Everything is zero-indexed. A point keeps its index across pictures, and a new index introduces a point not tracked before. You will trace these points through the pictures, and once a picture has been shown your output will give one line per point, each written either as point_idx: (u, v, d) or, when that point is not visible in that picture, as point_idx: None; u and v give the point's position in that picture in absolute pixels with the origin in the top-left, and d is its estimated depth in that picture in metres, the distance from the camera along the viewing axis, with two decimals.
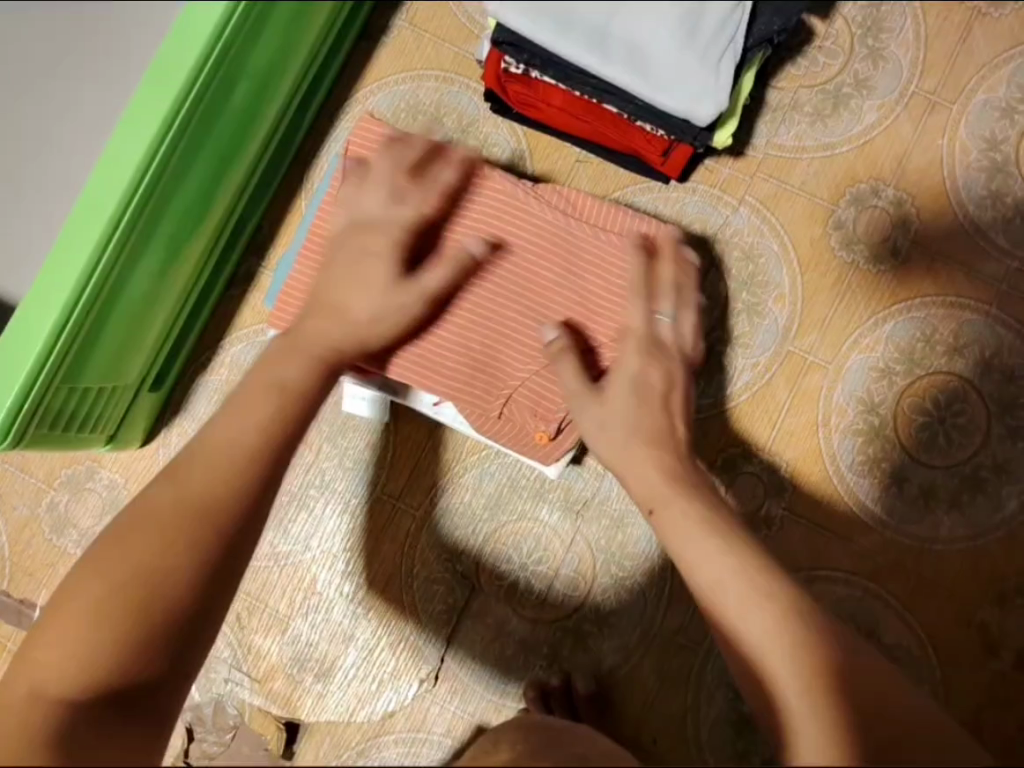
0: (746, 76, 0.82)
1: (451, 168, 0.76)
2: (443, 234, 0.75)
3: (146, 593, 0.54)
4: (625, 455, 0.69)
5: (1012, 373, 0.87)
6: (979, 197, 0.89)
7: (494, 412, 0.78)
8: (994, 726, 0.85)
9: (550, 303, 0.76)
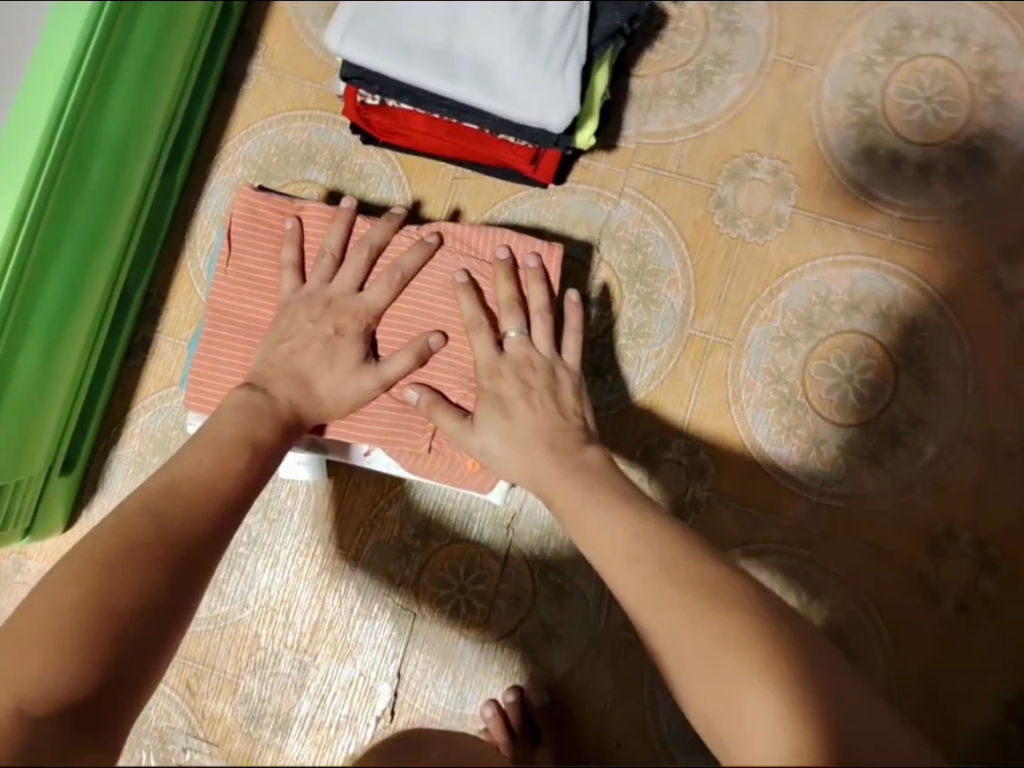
0: (598, 74, 0.81)
1: (337, 227, 0.76)
2: (333, 293, 0.74)
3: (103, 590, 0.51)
4: (533, 471, 0.69)
5: (909, 321, 0.87)
6: (854, 153, 0.90)
7: (423, 447, 0.74)
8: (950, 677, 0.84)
9: (452, 332, 0.74)
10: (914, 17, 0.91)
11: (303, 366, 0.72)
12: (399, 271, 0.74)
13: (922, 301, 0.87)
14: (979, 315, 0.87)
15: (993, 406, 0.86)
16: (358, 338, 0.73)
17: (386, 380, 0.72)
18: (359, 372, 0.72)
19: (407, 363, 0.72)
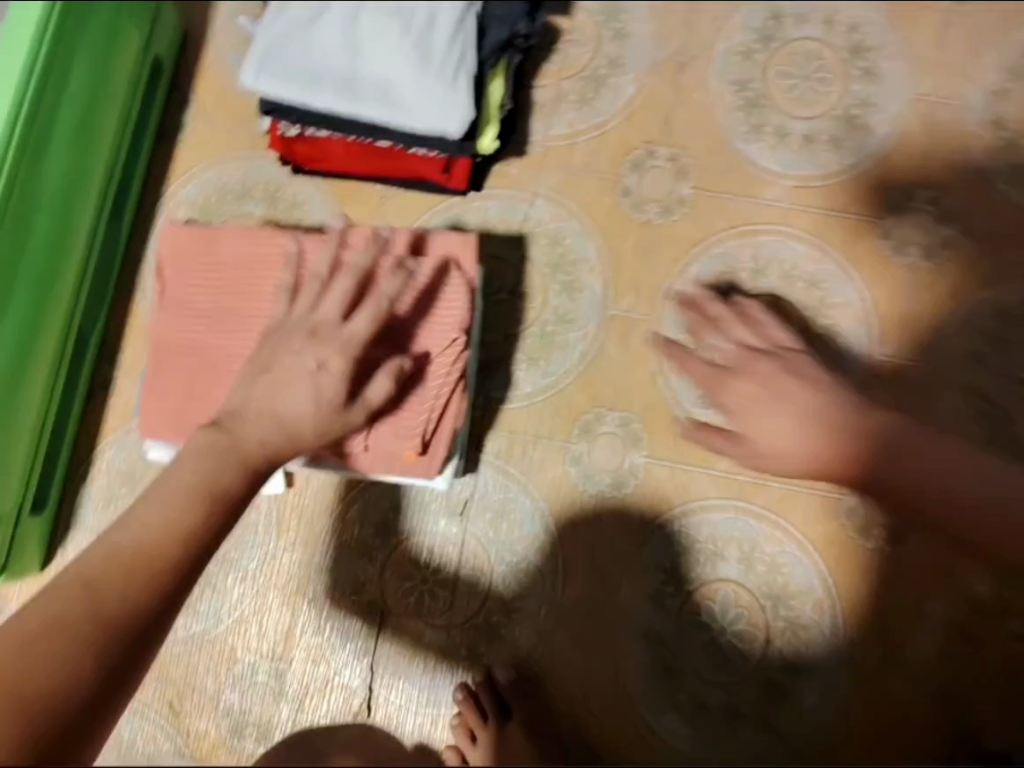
0: (493, 85, 0.88)
1: None
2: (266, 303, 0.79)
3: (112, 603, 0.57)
4: None
5: (812, 277, 0.94)
6: (745, 132, 0.97)
7: (360, 446, 0.78)
8: (898, 613, 0.85)
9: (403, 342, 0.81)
10: (787, 7, 1.00)
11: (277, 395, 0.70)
12: (382, 301, 0.74)
13: (820, 258, 0.94)
14: (877, 265, 0.93)
15: (900, 345, 0.91)
16: (342, 370, 0.71)
17: (369, 407, 0.74)
18: (346, 407, 0.72)
19: (388, 389, 0.74)
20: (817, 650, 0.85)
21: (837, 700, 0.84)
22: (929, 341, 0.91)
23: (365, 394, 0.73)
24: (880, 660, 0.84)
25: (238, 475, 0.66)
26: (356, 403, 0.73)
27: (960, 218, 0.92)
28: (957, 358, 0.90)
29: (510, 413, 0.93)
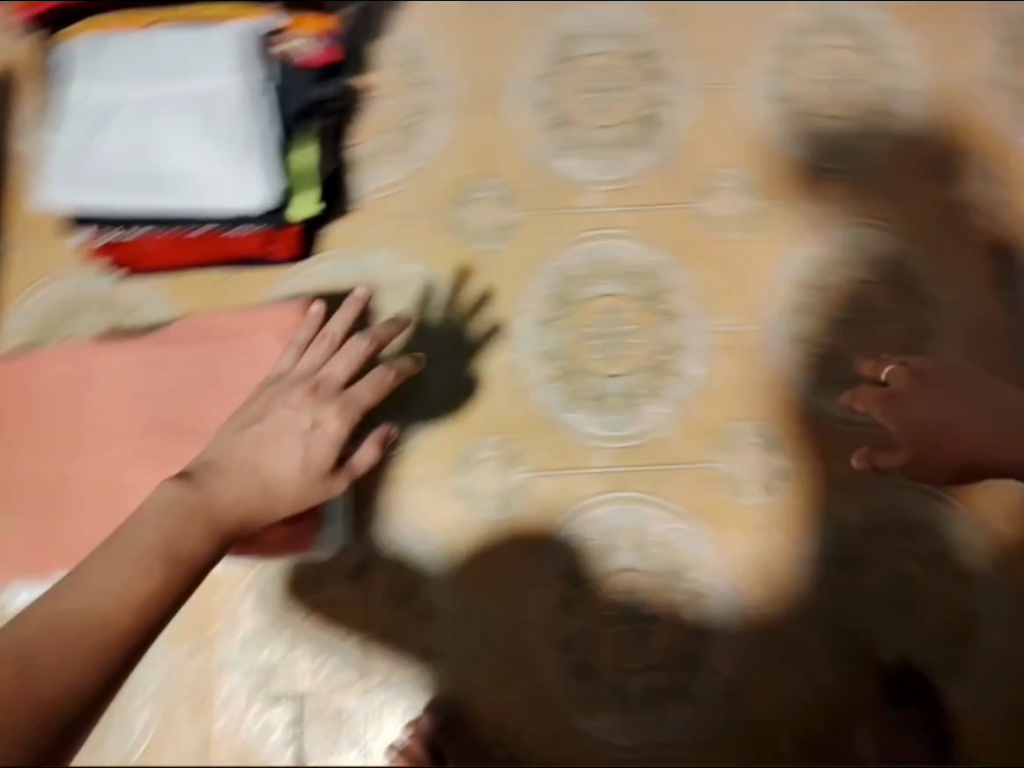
0: (295, 152, 0.90)
1: None
2: None
3: (118, 609, 0.55)
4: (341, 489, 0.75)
5: (644, 270, 0.99)
6: (557, 149, 1.02)
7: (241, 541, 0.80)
8: (783, 559, 0.90)
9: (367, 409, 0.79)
10: (581, 26, 1.06)
11: (264, 456, 0.71)
12: (389, 372, 0.78)
13: (648, 250, 0.99)
14: (701, 247, 0.99)
15: (735, 315, 0.97)
16: (333, 440, 0.74)
17: (352, 476, 0.75)
18: (328, 478, 0.73)
19: (373, 460, 0.75)
20: (720, 613, 0.89)
21: (746, 655, 0.88)
22: (757, 306, 0.98)
23: (350, 463, 0.75)
24: (780, 608, 0.89)
25: (204, 533, 0.63)
26: (341, 473, 0.74)
27: (765, 192, 1.01)
28: (783, 315, 0.97)
29: (402, 463, 0.94)
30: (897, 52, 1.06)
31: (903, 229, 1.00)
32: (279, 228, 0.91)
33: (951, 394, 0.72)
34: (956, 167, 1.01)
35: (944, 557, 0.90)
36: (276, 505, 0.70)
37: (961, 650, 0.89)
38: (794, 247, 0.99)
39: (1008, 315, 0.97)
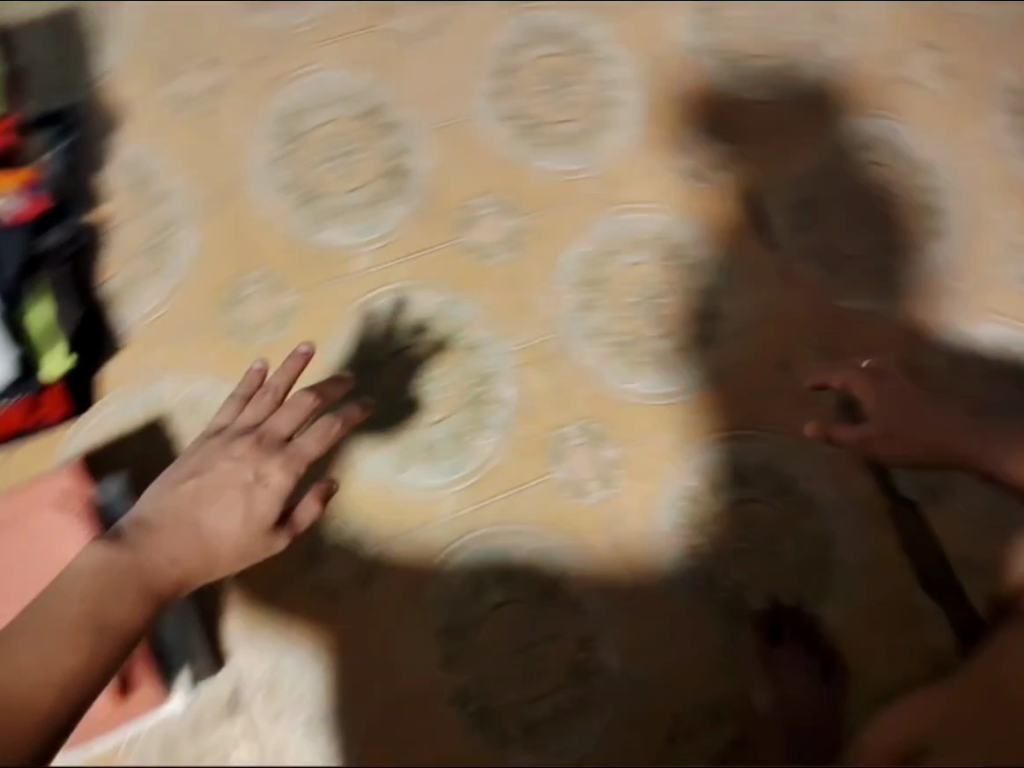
0: (34, 311, 0.93)
1: None
2: None
3: (94, 629, 0.72)
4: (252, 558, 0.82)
5: (431, 314, 1.01)
6: (311, 227, 1.02)
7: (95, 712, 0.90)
8: (637, 544, 0.96)
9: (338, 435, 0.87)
10: (301, 101, 1.06)
11: (209, 515, 0.80)
12: (335, 423, 0.85)
13: (430, 296, 1.02)
14: (481, 277, 1.02)
15: (527, 330, 1.01)
16: (278, 496, 0.82)
17: (294, 529, 0.83)
18: (272, 533, 0.81)
19: (314, 515, 0.83)
20: (594, 617, 0.94)
21: (629, 646, 0.93)
22: (547, 314, 1.02)
23: (294, 519, 0.83)
24: (651, 590, 0.95)
25: (137, 600, 0.76)
26: (283, 528, 0.82)
27: (522, 209, 1.05)
28: (574, 315, 1.02)
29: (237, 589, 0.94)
30: (601, 46, 1.12)
31: (657, 204, 1.06)
32: (37, 393, 0.93)
33: (910, 390, 0.92)
34: (685, 138, 1.08)
35: (786, 490, 0.97)
36: (217, 558, 0.80)
37: (826, 570, 0.95)
38: (565, 251, 1.04)
39: (767, 256, 1.05)
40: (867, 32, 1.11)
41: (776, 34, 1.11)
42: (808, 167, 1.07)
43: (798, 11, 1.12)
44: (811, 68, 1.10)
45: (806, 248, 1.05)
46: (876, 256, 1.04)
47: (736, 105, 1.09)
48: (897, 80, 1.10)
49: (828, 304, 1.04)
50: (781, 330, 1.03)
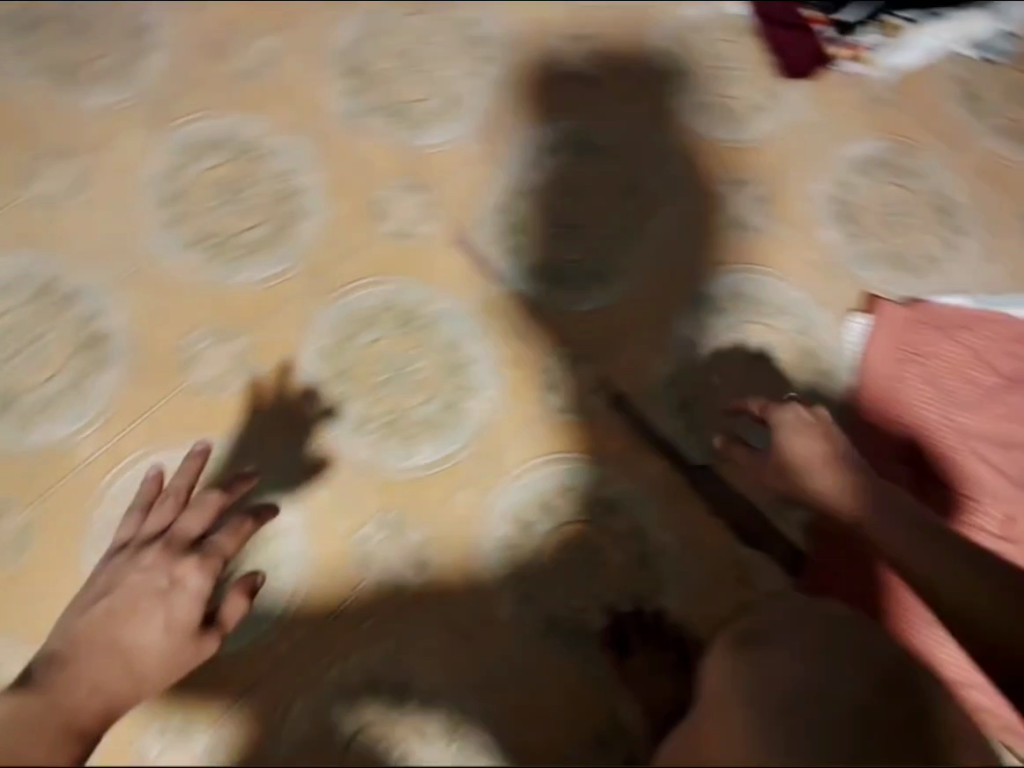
0: None
1: None
2: None
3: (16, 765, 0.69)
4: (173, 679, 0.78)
5: (181, 471, 0.97)
6: (19, 431, 0.96)
7: None
8: (467, 618, 0.96)
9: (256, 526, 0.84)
10: None
11: (129, 631, 0.77)
12: (247, 520, 0.82)
13: (174, 452, 0.98)
14: (220, 415, 0.99)
15: (288, 449, 0.99)
16: (197, 598, 0.79)
17: (223, 629, 0.80)
18: (200, 637, 0.79)
19: (241, 612, 0.80)
20: (450, 705, 0.95)
21: (492, 718, 0.95)
22: (301, 424, 0.99)
23: (221, 619, 0.80)
24: (495, 652, 0.96)
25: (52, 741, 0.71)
26: (210, 630, 0.80)
27: (235, 331, 1.01)
28: (330, 416, 1.00)
29: None
30: (266, 141, 1.06)
31: (374, 276, 1.04)
32: None
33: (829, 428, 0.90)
34: (378, 204, 1.05)
35: (588, 504, 1.00)
36: (140, 676, 0.77)
37: (650, 564, 0.97)
38: (301, 353, 1.01)
39: (494, 289, 1.05)
40: (515, 40, 1.11)
41: (431, 70, 1.09)
42: (504, 189, 1.07)
43: (445, 40, 1.11)
44: (476, 92, 1.09)
45: (529, 268, 1.05)
46: (595, 252, 1.06)
47: (418, 154, 1.07)
48: (558, 79, 1.11)
49: (568, 315, 1.04)
50: (532, 354, 1.03)
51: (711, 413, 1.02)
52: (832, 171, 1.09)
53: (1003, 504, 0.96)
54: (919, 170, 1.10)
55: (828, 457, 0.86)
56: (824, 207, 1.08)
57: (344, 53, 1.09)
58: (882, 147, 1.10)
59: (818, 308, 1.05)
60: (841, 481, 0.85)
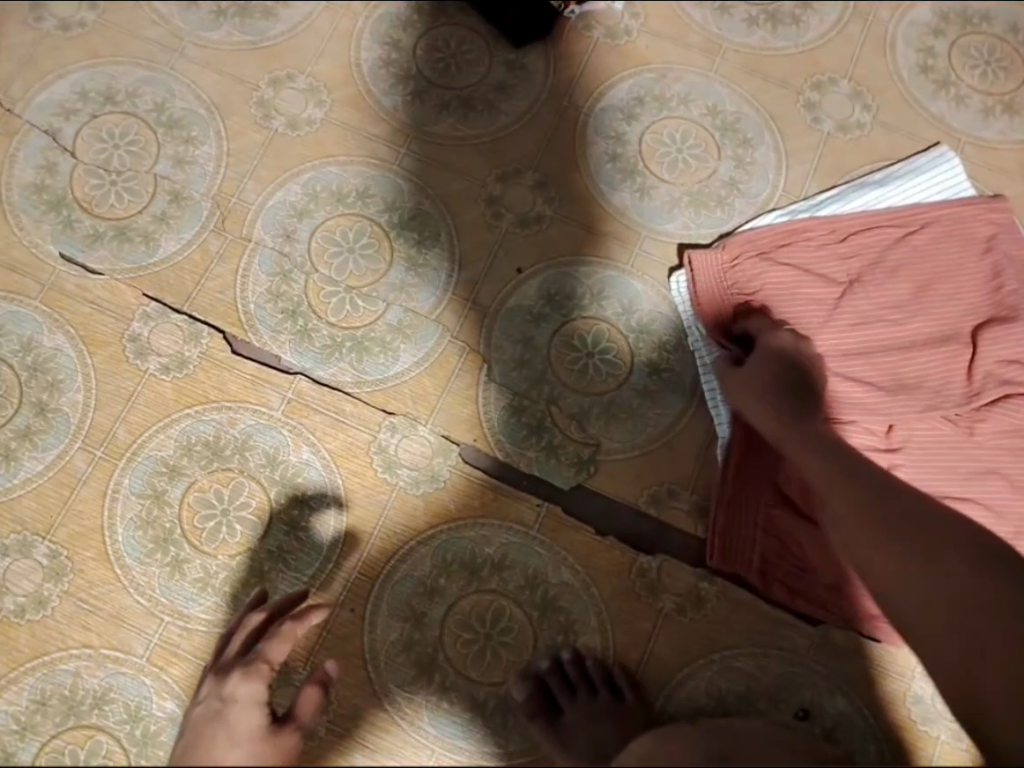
0: None
1: None
2: None
3: None
4: None
5: (34, 703, 0.88)
6: None
7: None
8: (390, 738, 0.87)
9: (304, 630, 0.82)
10: None
11: (201, 751, 0.67)
12: (288, 622, 0.80)
13: (20, 688, 0.88)
14: (53, 631, 0.89)
15: (141, 636, 0.90)
16: (253, 702, 0.74)
17: (298, 722, 0.75)
18: (274, 733, 0.72)
19: (314, 702, 0.76)
20: None
21: None
22: (144, 605, 0.90)
23: (295, 714, 0.75)
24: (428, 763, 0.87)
25: None
26: (285, 725, 0.74)
27: (34, 536, 0.91)
28: (171, 586, 0.90)
29: None
30: None
31: (163, 417, 0.93)
32: None
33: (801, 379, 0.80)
34: (136, 341, 0.94)
35: (475, 568, 0.90)
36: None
37: (557, 607, 0.90)
38: (116, 533, 0.91)
39: (296, 384, 0.94)
40: (219, 108, 1.00)
41: (139, 174, 0.98)
42: (267, 273, 0.96)
43: (143, 134, 0.99)
44: (196, 179, 0.98)
45: (325, 348, 0.95)
46: (387, 303, 0.96)
47: (159, 269, 0.96)
48: (281, 131, 1.00)
49: (382, 380, 0.94)
50: (361, 438, 0.93)
51: (565, 427, 0.93)
52: (601, 127, 1.01)
53: (883, 414, 0.88)
54: (686, 94, 1.02)
55: (771, 390, 0.80)
56: (604, 169, 1.00)
57: (36, 190, 0.97)
58: (638, 85, 1.02)
59: (637, 278, 0.97)
60: (789, 414, 0.78)
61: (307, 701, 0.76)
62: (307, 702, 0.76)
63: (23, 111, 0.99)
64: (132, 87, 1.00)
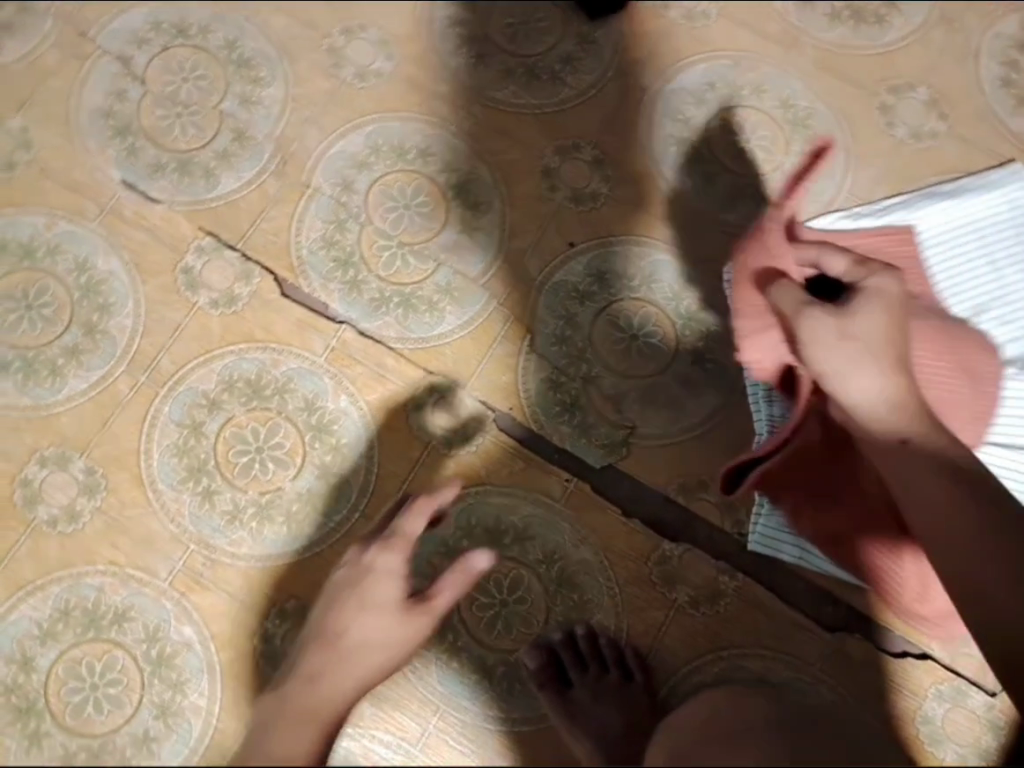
0: None
1: None
2: None
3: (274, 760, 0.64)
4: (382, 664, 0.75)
5: (57, 612, 0.91)
6: None
7: None
8: (397, 689, 0.89)
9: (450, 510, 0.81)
10: None
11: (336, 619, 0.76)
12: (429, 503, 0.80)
13: (45, 595, 0.91)
14: (82, 543, 0.92)
15: (165, 560, 0.92)
16: (394, 576, 0.78)
17: (435, 603, 0.76)
18: (410, 609, 0.77)
19: (451, 590, 0.76)
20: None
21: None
22: (172, 531, 0.92)
23: (434, 595, 0.76)
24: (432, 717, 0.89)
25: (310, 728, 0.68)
26: (420, 605, 0.76)
27: (71, 451, 0.93)
28: (200, 517, 0.92)
29: None
30: (46, 234, 0.96)
31: (207, 352, 0.95)
32: None
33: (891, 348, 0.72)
34: (188, 273, 0.96)
35: (498, 534, 0.91)
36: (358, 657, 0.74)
37: (575, 584, 0.91)
38: (151, 458, 0.93)
39: (341, 333, 0.95)
40: (290, 52, 1.00)
41: (205, 109, 0.99)
42: (322, 219, 0.97)
43: (213, 70, 1.00)
44: (261, 120, 0.99)
45: (373, 301, 0.95)
46: (438, 262, 0.96)
47: (216, 206, 0.97)
48: (349, 80, 1.00)
49: (425, 339, 0.95)
50: (401, 393, 0.94)
51: (601, 406, 0.93)
52: (669, 110, 1.00)
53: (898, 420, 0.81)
54: (760, 85, 1.00)
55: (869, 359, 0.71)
56: (669, 151, 0.99)
57: (104, 114, 0.98)
58: (712, 71, 1.01)
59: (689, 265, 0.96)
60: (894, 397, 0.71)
61: (447, 587, 0.76)
62: (447, 589, 0.76)
63: (97, 35, 1.00)
64: (205, 22, 1.01)
